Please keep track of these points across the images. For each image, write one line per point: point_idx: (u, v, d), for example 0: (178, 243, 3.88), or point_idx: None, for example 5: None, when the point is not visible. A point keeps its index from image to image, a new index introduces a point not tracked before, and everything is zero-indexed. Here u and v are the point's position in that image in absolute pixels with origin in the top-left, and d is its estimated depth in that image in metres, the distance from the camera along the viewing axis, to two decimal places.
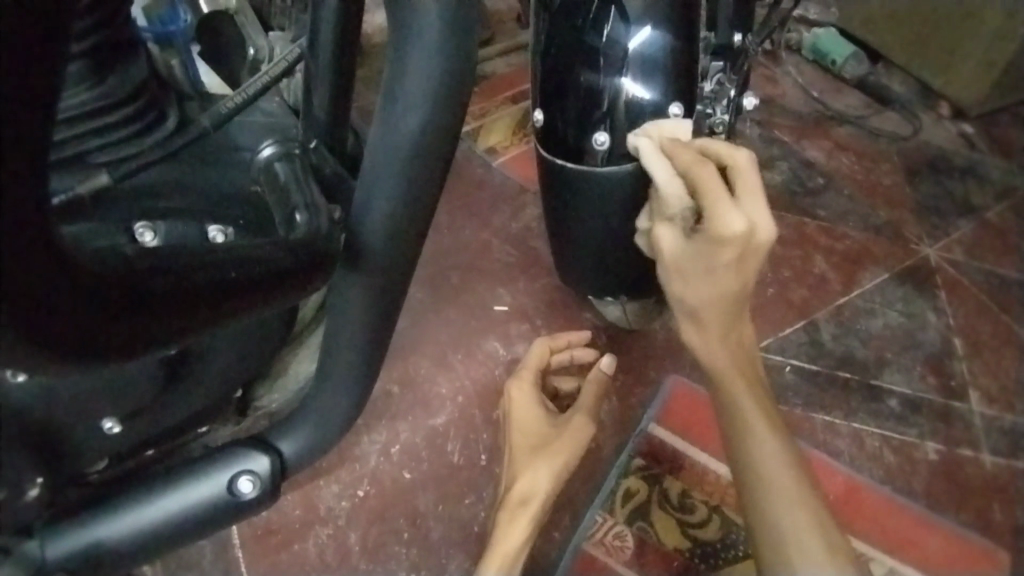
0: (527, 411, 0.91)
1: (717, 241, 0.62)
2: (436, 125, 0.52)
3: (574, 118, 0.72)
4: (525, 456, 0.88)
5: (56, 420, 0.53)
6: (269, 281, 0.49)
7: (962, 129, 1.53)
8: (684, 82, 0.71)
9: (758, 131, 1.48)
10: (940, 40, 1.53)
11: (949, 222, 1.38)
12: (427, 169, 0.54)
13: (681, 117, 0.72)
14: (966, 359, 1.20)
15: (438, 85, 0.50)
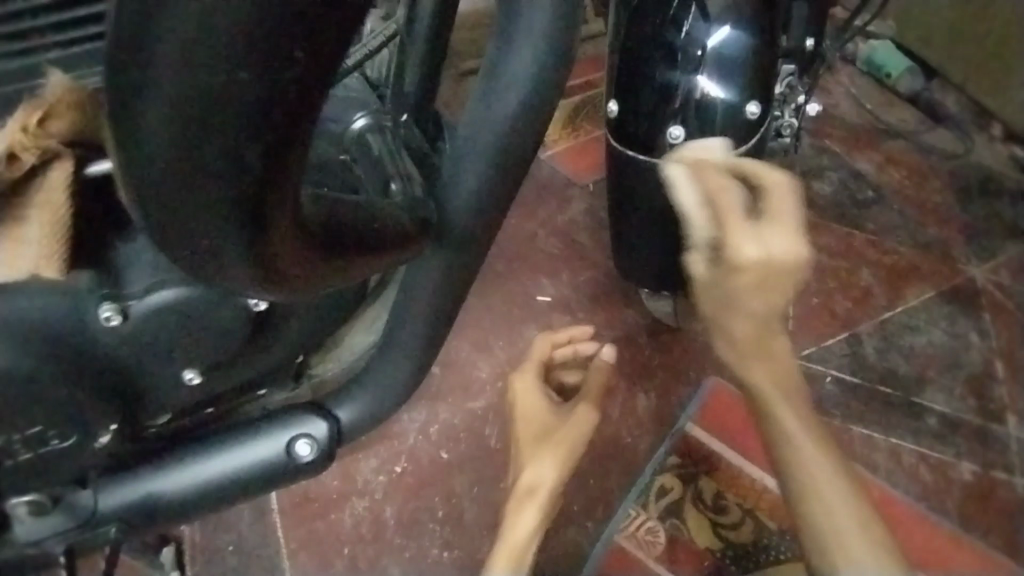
0: (531, 399, 0.89)
1: (728, 269, 0.54)
2: (529, 109, 0.55)
3: (649, 112, 0.72)
4: (531, 445, 0.85)
5: (139, 363, 0.57)
6: (388, 239, 0.52)
7: (1015, 152, 1.51)
8: (758, 83, 0.71)
9: (809, 140, 1.47)
10: (1001, 61, 1.50)
11: (998, 244, 1.36)
12: (518, 145, 0.57)
13: (758, 117, 0.72)
14: (1007, 382, 1.18)
15: (539, 65, 0.54)
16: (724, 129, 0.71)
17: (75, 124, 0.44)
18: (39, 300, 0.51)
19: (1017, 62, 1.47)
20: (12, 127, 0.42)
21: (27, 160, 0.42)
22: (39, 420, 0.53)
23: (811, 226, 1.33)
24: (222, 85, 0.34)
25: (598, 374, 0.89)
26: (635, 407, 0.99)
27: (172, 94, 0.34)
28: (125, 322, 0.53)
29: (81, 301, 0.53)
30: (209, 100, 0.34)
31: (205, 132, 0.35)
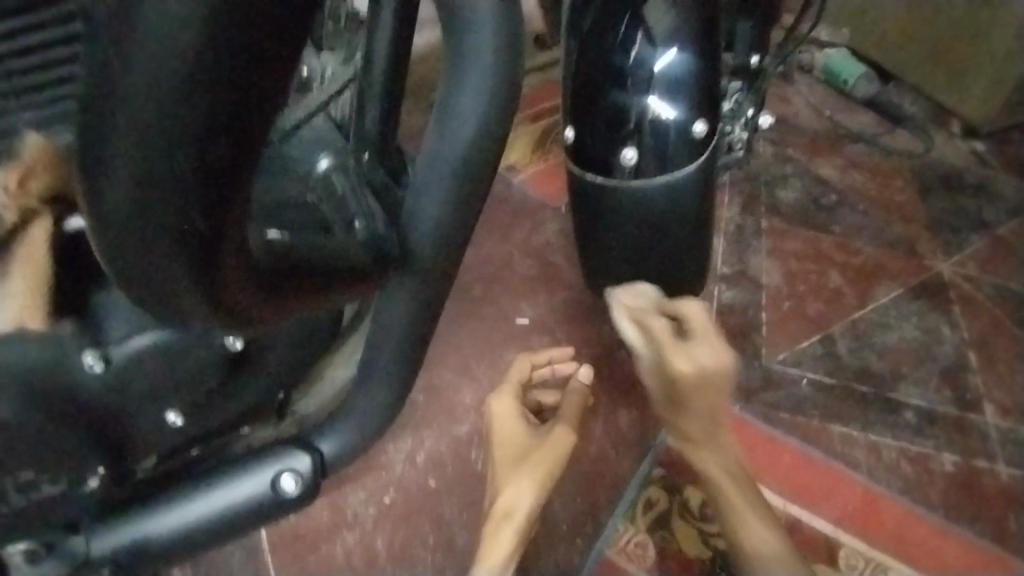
0: (509, 418, 0.88)
1: (674, 380, 0.70)
2: (483, 141, 0.59)
3: (602, 136, 0.75)
4: (510, 462, 0.85)
5: (119, 411, 0.58)
6: (346, 274, 0.54)
7: (975, 146, 1.56)
8: (705, 102, 0.74)
9: (773, 150, 1.51)
10: (952, 59, 1.56)
11: (963, 238, 1.40)
12: (474, 173, 0.60)
13: (705, 134, 0.75)
14: (981, 372, 1.22)
15: (486, 102, 0.57)
16: (676, 150, 0.75)
17: (52, 181, 0.46)
18: (17, 351, 0.51)
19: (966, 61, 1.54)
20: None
21: (10, 219, 0.46)
22: (30, 464, 0.56)
23: (779, 233, 1.36)
24: (179, 125, 0.36)
25: (575, 402, 0.89)
26: (617, 422, 1.00)
27: (132, 138, 0.36)
28: (107, 368, 0.55)
29: (64, 348, 0.53)
30: (165, 135, 0.36)
31: (163, 176, 0.37)
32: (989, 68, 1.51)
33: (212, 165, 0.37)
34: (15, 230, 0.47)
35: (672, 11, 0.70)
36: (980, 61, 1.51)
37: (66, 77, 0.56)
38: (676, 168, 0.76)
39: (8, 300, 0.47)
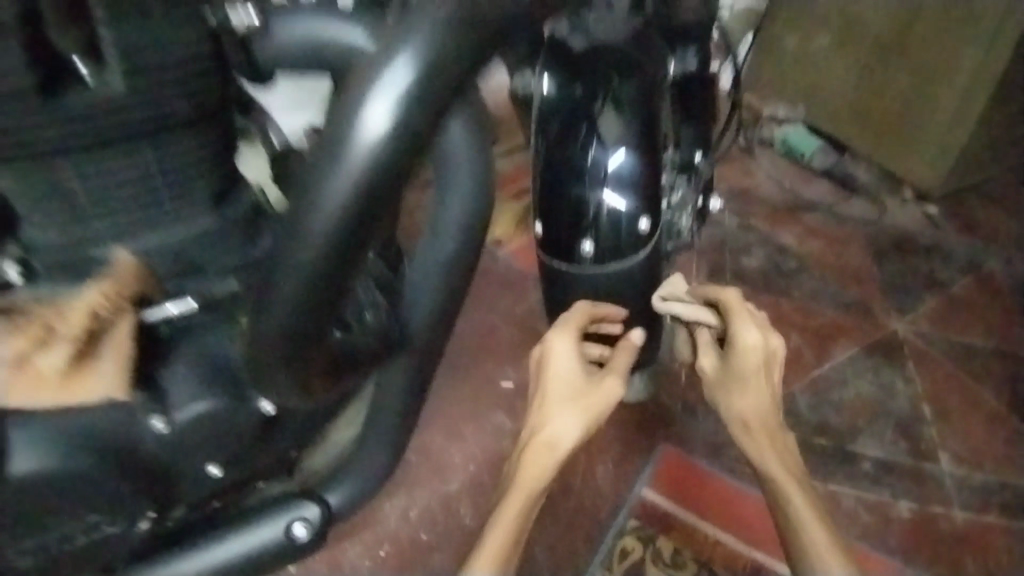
0: (564, 362, 0.79)
1: (740, 352, 0.79)
2: (468, 240, 0.70)
3: (565, 228, 0.81)
4: (558, 416, 0.76)
5: (171, 462, 0.66)
6: (377, 351, 0.67)
7: (928, 211, 1.71)
8: (650, 198, 0.81)
9: (735, 221, 1.65)
10: (897, 135, 1.72)
11: (915, 297, 1.53)
12: (459, 267, 0.72)
13: (649, 229, 0.82)
14: (934, 423, 1.32)
15: (468, 214, 0.68)
16: (629, 241, 0.81)
17: (135, 288, 0.59)
18: (92, 416, 0.61)
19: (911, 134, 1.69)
20: (94, 295, 0.56)
21: (107, 315, 0.57)
22: (95, 509, 0.63)
23: (744, 297, 1.48)
24: (312, 269, 0.53)
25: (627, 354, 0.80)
26: (595, 476, 1.09)
27: (282, 282, 0.54)
28: (171, 428, 0.63)
29: (132, 414, 0.62)
30: (302, 279, 0.53)
31: (295, 305, 0.54)
32: (932, 141, 1.66)
33: (325, 295, 0.55)
34: (104, 325, 0.57)
35: (623, 123, 0.78)
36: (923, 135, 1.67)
37: (131, 191, 0.60)
38: (627, 257, 0.82)
39: (105, 378, 0.57)
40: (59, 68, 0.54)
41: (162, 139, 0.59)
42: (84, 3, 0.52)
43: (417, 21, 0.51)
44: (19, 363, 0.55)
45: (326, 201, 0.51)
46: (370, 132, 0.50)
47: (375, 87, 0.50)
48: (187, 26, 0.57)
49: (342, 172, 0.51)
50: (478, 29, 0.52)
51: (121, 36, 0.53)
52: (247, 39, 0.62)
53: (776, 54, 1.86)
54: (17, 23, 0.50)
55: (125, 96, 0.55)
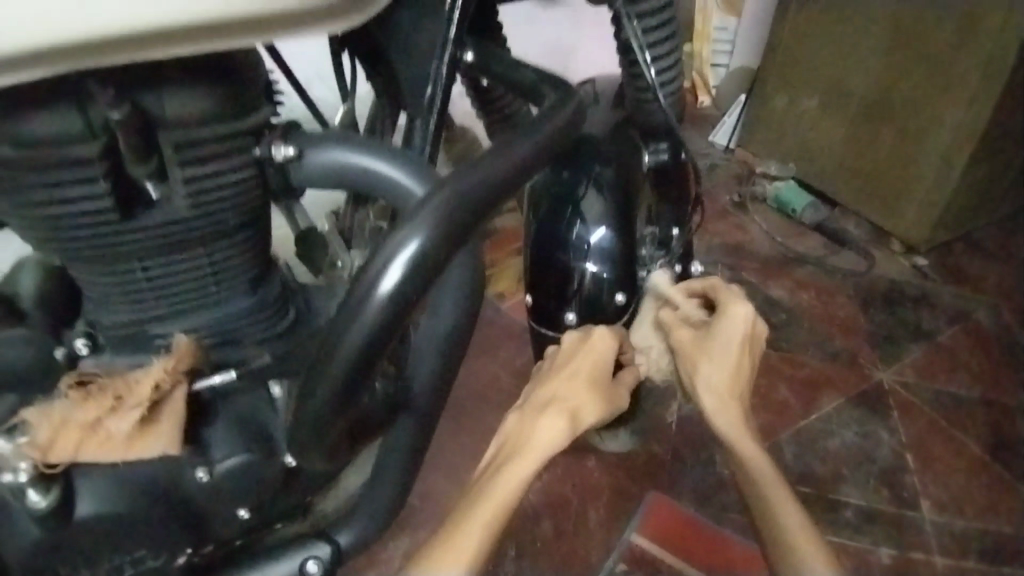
0: (602, 352, 0.79)
1: (722, 318, 0.81)
2: (461, 323, 0.80)
3: (551, 299, 0.91)
4: (590, 402, 0.75)
5: (206, 504, 0.69)
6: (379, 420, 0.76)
7: (916, 262, 1.79)
8: (627, 272, 0.89)
9: (728, 274, 1.74)
10: (887, 191, 1.80)
11: (901, 347, 1.60)
12: (455, 344, 0.80)
13: (625, 301, 0.90)
14: (917, 472, 1.38)
15: (463, 301, 0.79)
16: (610, 312, 0.90)
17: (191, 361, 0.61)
18: (147, 468, 0.66)
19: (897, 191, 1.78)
20: (158, 370, 0.59)
21: (167, 387, 0.60)
22: (143, 545, 0.68)
23: None
24: (330, 399, 0.59)
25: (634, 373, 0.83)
26: (587, 522, 1.17)
27: (303, 408, 0.60)
28: (211, 480, 0.67)
29: (179, 466, 0.66)
30: (321, 405, 0.60)
31: (314, 423, 0.61)
32: (915, 200, 1.75)
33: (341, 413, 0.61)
34: (163, 395, 0.60)
35: (605, 204, 0.88)
36: (911, 191, 1.75)
37: (182, 285, 0.61)
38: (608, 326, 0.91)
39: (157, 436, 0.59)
40: (130, 191, 0.56)
41: (214, 243, 0.60)
42: (157, 138, 0.55)
43: (428, 201, 0.57)
44: (91, 425, 0.59)
45: (339, 351, 0.57)
46: (379, 296, 0.55)
47: (386, 258, 0.56)
48: (236, 152, 0.57)
49: (354, 331, 0.56)
50: (477, 209, 0.59)
51: (190, 163, 0.56)
52: (285, 168, 0.59)
53: (770, 113, 1.97)
54: (100, 156, 0.52)
55: (186, 212, 0.57)
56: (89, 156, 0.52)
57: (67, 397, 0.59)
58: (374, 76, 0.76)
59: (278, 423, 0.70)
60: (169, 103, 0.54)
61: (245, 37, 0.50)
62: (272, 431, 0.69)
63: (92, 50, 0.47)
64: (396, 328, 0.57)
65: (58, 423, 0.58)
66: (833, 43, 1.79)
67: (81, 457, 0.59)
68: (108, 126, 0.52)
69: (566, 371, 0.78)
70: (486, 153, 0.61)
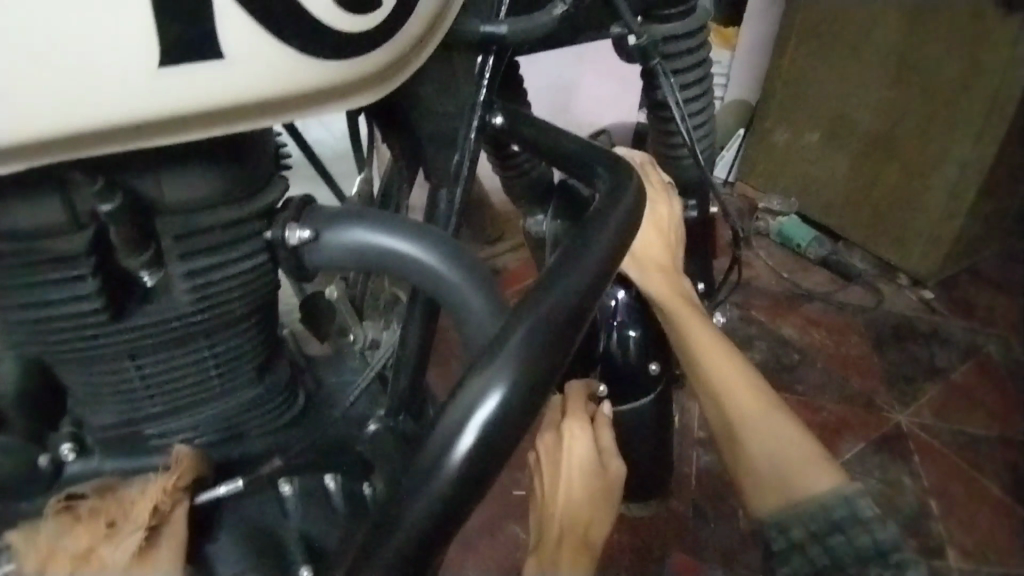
0: (582, 458, 0.68)
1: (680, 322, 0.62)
2: None
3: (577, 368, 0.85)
4: (596, 516, 0.67)
5: None
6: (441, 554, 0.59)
7: (923, 295, 1.66)
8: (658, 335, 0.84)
9: (737, 313, 1.62)
10: (895, 226, 1.66)
11: (918, 386, 1.48)
12: None
13: (658, 371, 0.85)
14: (941, 518, 1.27)
15: None
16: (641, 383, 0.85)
17: (193, 477, 0.57)
18: None
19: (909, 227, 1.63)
20: (155, 487, 0.55)
21: (165, 507, 0.56)
22: None
23: None
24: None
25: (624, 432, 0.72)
26: None
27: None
28: None
29: None
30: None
31: None
32: (924, 231, 1.61)
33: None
34: (162, 517, 0.56)
35: None
36: (922, 230, 1.61)
37: (179, 383, 0.56)
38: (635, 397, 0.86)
39: (157, 560, 0.55)
40: (124, 285, 0.52)
41: (215, 334, 0.56)
42: (155, 228, 0.51)
43: (503, 341, 0.45)
44: (82, 556, 0.55)
45: (399, 525, 0.42)
46: (451, 466, 0.42)
47: (456, 420, 0.43)
48: (243, 239, 0.53)
49: (418, 495, 0.42)
50: (559, 346, 0.46)
51: (191, 255, 0.52)
52: (298, 252, 0.54)
53: (769, 148, 1.82)
54: (87, 252, 0.48)
55: (185, 311, 0.53)
56: (74, 252, 0.48)
57: (53, 522, 0.56)
58: (389, 137, 0.68)
59: (288, 528, 0.64)
60: (170, 187, 0.49)
61: (260, 118, 0.46)
62: (285, 536, 0.64)
63: (94, 139, 0.43)
64: (471, 498, 0.43)
65: (46, 552, 0.55)
66: (834, 74, 1.64)
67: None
68: (96, 217, 0.48)
69: (552, 484, 0.68)
70: (560, 265, 0.49)
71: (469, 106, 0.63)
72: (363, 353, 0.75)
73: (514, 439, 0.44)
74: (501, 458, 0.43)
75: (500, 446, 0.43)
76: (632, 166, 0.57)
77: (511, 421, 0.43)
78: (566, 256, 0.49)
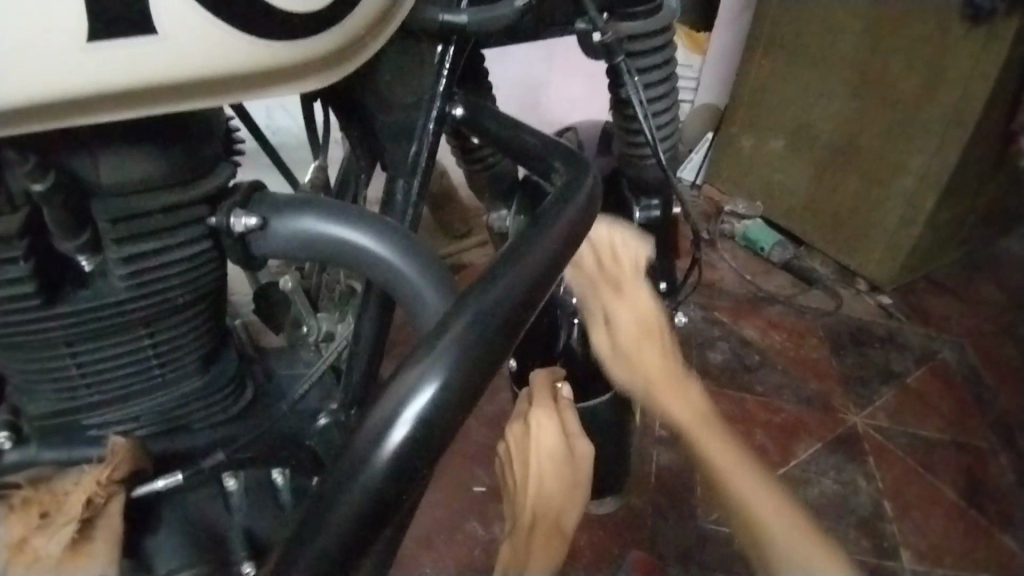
0: (550, 447, 0.67)
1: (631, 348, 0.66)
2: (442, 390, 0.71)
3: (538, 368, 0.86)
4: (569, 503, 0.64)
5: None
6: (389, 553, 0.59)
7: (881, 301, 1.70)
8: None
9: (701, 314, 1.64)
10: (853, 233, 1.69)
11: (873, 390, 1.51)
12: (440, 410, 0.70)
13: None
14: (896, 520, 1.29)
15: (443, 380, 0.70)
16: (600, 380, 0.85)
17: (130, 470, 0.55)
18: None
19: (869, 233, 1.66)
20: (89, 481, 0.54)
21: (99, 501, 0.55)
22: None
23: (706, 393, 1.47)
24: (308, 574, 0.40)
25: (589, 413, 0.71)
26: None
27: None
28: None
29: None
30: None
31: None
32: (882, 238, 1.64)
33: None
34: (97, 509, 0.55)
35: None
36: (878, 238, 1.65)
37: (117, 374, 0.55)
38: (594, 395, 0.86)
39: (93, 554, 0.55)
40: (61, 269, 0.50)
41: (156, 325, 0.54)
42: (90, 210, 0.49)
43: (442, 331, 0.44)
44: (18, 546, 0.55)
45: (331, 517, 0.40)
46: (382, 460, 0.41)
47: (389, 412, 0.42)
48: (185, 227, 0.51)
49: (357, 487, 0.41)
50: (499, 340, 0.45)
51: (129, 240, 0.50)
52: (245, 240, 0.52)
53: (735, 154, 1.84)
54: (20, 234, 0.47)
55: (124, 301, 0.51)
56: (6, 234, 0.46)
57: None
58: (347, 126, 0.67)
59: (233, 522, 0.66)
60: (104, 169, 0.47)
61: (205, 99, 0.45)
62: (228, 533, 0.66)
63: (26, 114, 0.41)
64: (408, 494, 0.42)
65: None
66: (798, 84, 1.67)
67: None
68: (30, 198, 0.46)
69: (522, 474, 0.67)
70: (506, 259, 0.48)
71: (428, 96, 0.63)
72: (319, 345, 0.74)
73: (453, 429, 0.43)
74: (440, 449, 0.43)
75: (437, 437, 0.42)
76: (589, 161, 0.57)
77: (450, 415, 0.43)
78: (512, 249, 0.49)
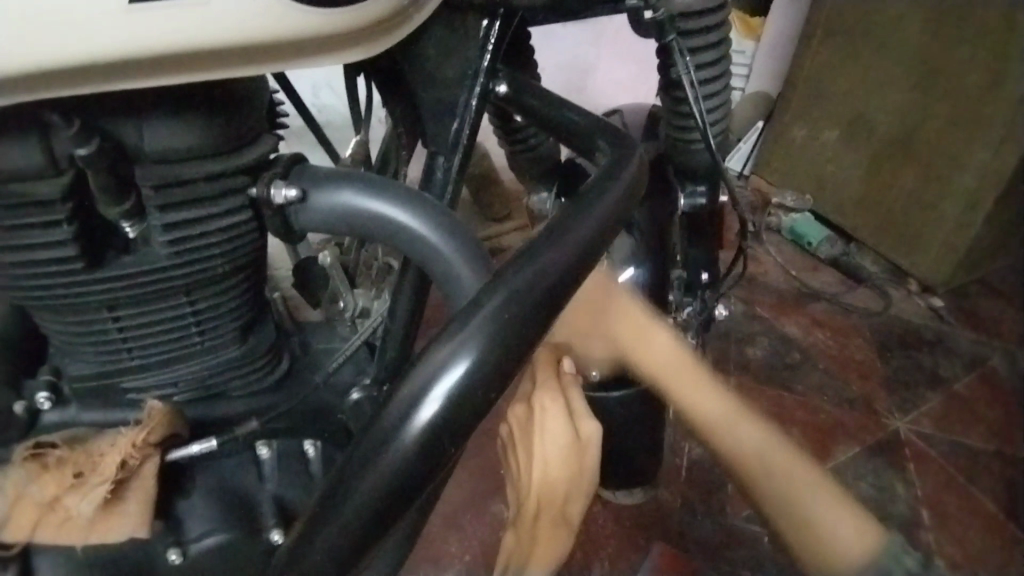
0: (556, 431, 0.67)
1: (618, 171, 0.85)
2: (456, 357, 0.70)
3: None
4: (577, 494, 0.67)
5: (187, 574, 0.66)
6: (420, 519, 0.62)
7: (932, 303, 1.64)
8: (656, 319, 0.81)
9: (741, 308, 1.60)
10: (907, 231, 1.62)
11: (918, 395, 1.46)
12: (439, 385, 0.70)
13: None
14: (933, 529, 1.25)
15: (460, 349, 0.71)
16: None
17: (164, 434, 0.57)
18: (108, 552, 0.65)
19: (924, 232, 1.59)
20: (123, 443, 0.55)
21: (133, 463, 0.56)
22: None
23: (742, 388, 1.44)
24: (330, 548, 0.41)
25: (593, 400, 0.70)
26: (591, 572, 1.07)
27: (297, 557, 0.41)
28: (184, 560, 0.65)
29: (151, 544, 0.64)
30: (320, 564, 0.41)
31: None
32: (936, 238, 1.57)
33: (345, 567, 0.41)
34: (131, 470, 0.57)
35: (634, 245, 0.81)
36: (933, 238, 1.58)
37: (157, 339, 0.56)
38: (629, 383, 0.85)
39: (126, 515, 0.57)
40: (104, 234, 0.51)
41: (195, 293, 0.55)
42: (134, 175, 0.49)
43: (475, 310, 0.43)
44: (50, 504, 0.57)
45: (355, 491, 0.40)
46: (409, 436, 0.40)
47: (418, 388, 0.41)
48: (227, 196, 0.52)
49: (385, 458, 0.40)
50: (533, 324, 0.44)
51: (171, 207, 0.51)
52: (285, 211, 0.52)
53: (787, 144, 1.79)
54: (64, 197, 0.48)
55: (166, 267, 0.52)
56: (50, 197, 0.47)
57: (22, 468, 0.57)
58: (390, 102, 0.66)
59: (263, 490, 0.67)
60: (148, 135, 0.48)
61: (248, 66, 0.45)
62: (257, 500, 0.67)
63: (71, 76, 0.42)
64: (432, 473, 0.41)
65: (15, 497, 0.57)
66: (856, 74, 1.60)
67: (39, 533, 0.58)
68: (74, 162, 0.47)
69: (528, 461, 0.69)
70: (543, 239, 0.47)
71: (472, 72, 0.62)
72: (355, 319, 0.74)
73: (480, 410, 0.42)
74: (464, 430, 0.42)
75: (463, 417, 0.42)
76: (635, 143, 0.55)
77: (477, 396, 0.42)
78: (549, 230, 0.48)
